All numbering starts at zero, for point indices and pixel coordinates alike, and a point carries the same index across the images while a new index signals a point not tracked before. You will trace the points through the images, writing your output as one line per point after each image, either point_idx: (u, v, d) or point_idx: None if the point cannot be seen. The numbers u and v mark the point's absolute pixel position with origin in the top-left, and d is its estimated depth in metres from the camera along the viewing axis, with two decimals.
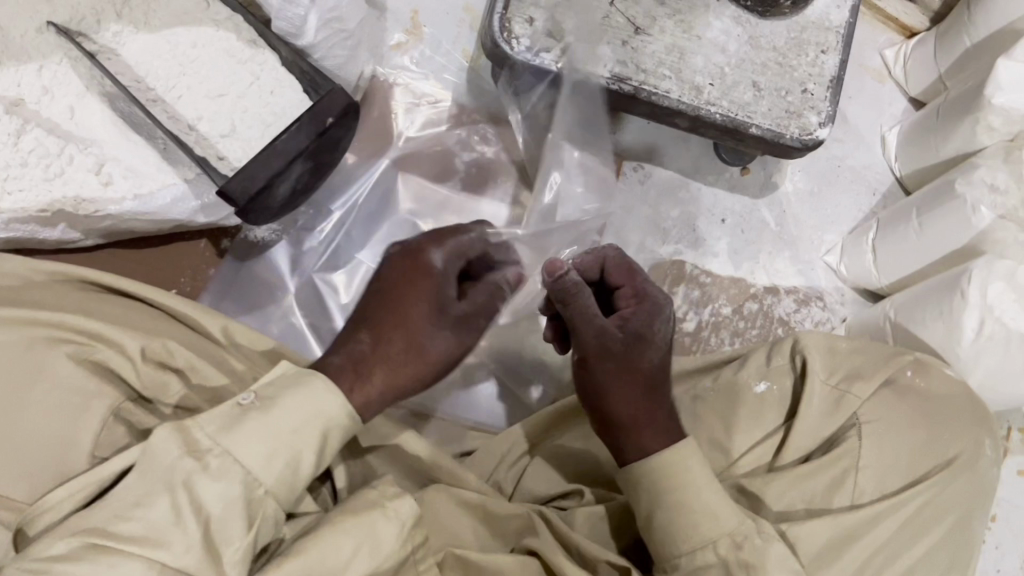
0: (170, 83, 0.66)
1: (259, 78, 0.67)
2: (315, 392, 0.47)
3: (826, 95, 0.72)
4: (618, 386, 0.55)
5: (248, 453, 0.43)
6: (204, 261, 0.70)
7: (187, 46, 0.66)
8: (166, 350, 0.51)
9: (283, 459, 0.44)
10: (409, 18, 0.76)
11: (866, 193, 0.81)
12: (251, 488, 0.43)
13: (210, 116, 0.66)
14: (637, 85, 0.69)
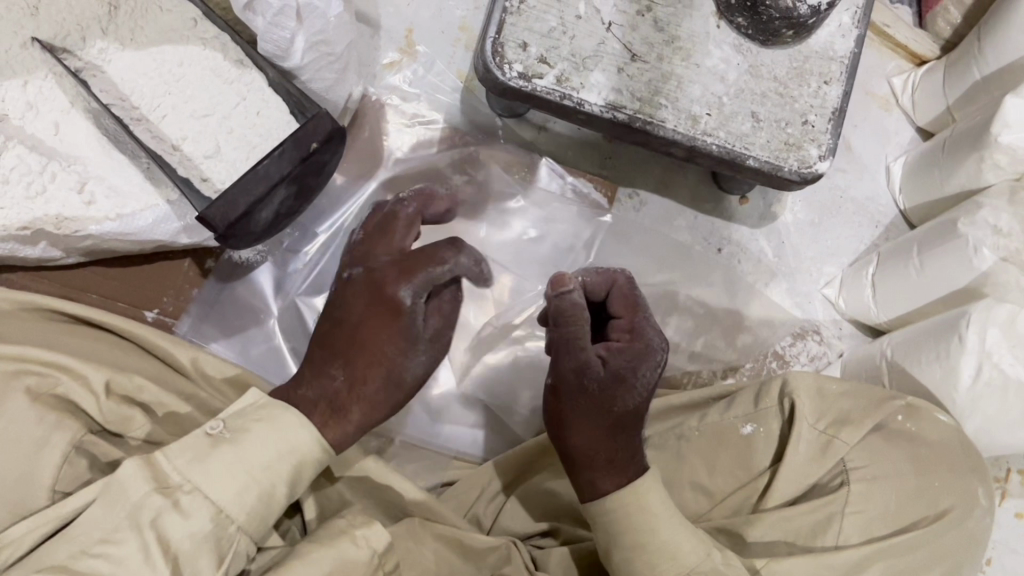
0: (155, 102, 0.65)
1: (245, 98, 0.66)
2: (286, 426, 0.47)
3: (827, 127, 0.70)
4: (584, 421, 0.55)
5: (220, 490, 0.43)
6: (187, 281, 0.69)
7: (174, 65, 0.65)
8: (133, 385, 0.50)
9: (254, 495, 0.44)
10: (403, 36, 0.74)
11: (868, 225, 0.80)
12: (221, 524, 0.43)
13: (195, 138, 0.65)
14: (632, 113, 0.68)
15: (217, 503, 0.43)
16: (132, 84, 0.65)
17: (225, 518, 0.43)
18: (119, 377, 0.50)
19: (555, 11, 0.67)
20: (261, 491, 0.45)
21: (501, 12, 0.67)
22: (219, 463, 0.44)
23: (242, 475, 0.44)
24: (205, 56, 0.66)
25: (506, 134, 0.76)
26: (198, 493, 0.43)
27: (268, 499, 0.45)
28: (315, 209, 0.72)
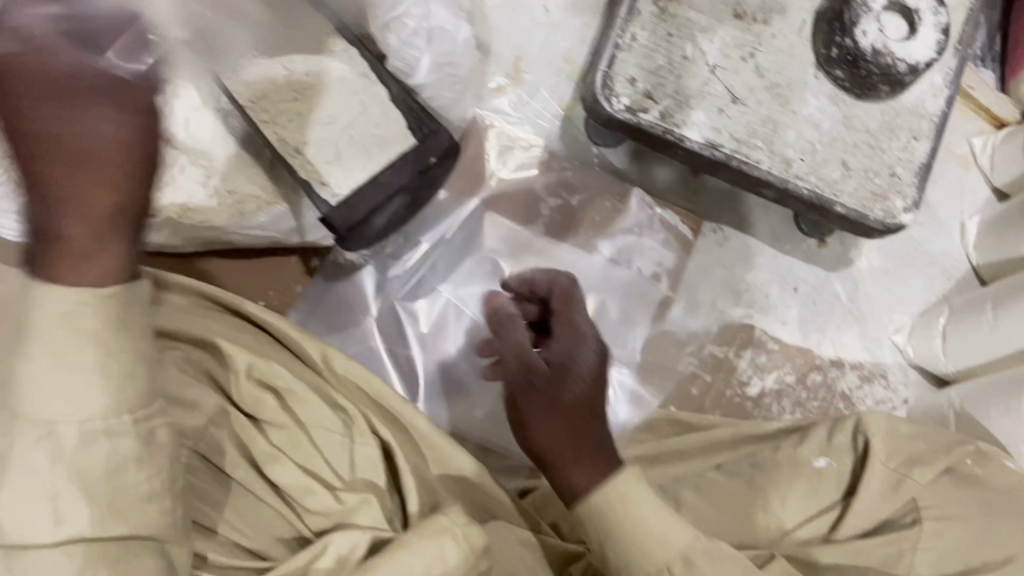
0: (281, 108, 0.67)
1: (367, 109, 0.68)
2: (55, 305, 0.36)
3: (913, 181, 0.73)
4: (561, 403, 0.54)
5: (50, 406, 0.36)
6: (293, 278, 0.73)
7: (299, 73, 0.67)
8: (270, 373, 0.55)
9: (59, 386, 0.36)
10: (512, 63, 0.78)
11: (940, 277, 0.82)
12: (92, 426, 0.37)
13: (316, 144, 0.66)
14: (729, 152, 0.71)
15: (56, 428, 0.36)
16: (261, 88, 0.67)
17: (78, 435, 0.37)
18: (257, 363, 0.57)
19: (663, 51, 0.71)
20: (97, 391, 0.37)
21: (612, 47, 0.70)
22: (44, 374, 0.36)
23: (56, 381, 0.36)
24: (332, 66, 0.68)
25: (603, 163, 0.79)
26: (35, 420, 0.36)
27: (109, 405, 0.37)
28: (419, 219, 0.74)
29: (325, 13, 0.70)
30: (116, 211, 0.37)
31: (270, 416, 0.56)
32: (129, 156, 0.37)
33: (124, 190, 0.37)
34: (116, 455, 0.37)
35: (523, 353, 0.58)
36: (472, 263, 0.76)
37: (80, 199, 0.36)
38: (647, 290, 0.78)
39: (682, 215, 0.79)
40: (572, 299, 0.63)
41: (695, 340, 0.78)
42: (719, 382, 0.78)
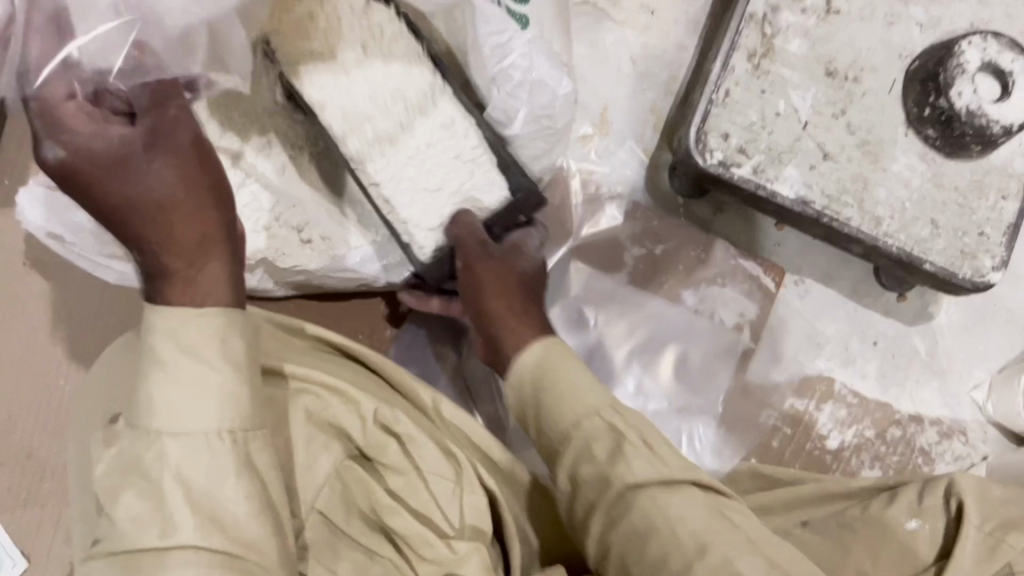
0: (391, 171, 0.65)
1: (466, 154, 0.67)
2: (199, 322, 0.40)
3: (1001, 240, 0.73)
4: (486, 289, 0.64)
5: (170, 417, 0.39)
6: (381, 321, 0.74)
7: (395, 115, 0.65)
8: (391, 416, 0.55)
9: (201, 402, 0.39)
10: (599, 113, 0.79)
11: (1019, 335, 0.82)
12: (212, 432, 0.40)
13: (418, 210, 0.66)
14: (820, 209, 0.71)
15: (167, 438, 0.39)
16: (357, 132, 0.65)
17: (192, 443, 0.39)
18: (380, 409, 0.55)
19: (756, 107, 0.72)
20: (217, 398, 0.40)
21: (706, 103, 0.71)
22: (167, 387, 0.39)
23: (179, 393, 0.39)
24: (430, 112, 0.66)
25: (687, 213, 0.79)
26: (157, 430, 0.39)
27: (224, 411, 0.40)
28: None
29: (426, 45, 0.67)
30: (200, 244, 0.42)
31: (391, 461, 0.54)
32: (192, 194, 0.43)
33: (204, 225, 0.43)
34: (220, 463, 0.39)
35: (477, 234, 0.66)
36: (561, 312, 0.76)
37: (167, 237, 0.42)
38: (732, 337, 0.78)
39: (764, 267, 0.78)
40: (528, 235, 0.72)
41: (776, 392, 0.79)
42: (800, 435, 0.78)
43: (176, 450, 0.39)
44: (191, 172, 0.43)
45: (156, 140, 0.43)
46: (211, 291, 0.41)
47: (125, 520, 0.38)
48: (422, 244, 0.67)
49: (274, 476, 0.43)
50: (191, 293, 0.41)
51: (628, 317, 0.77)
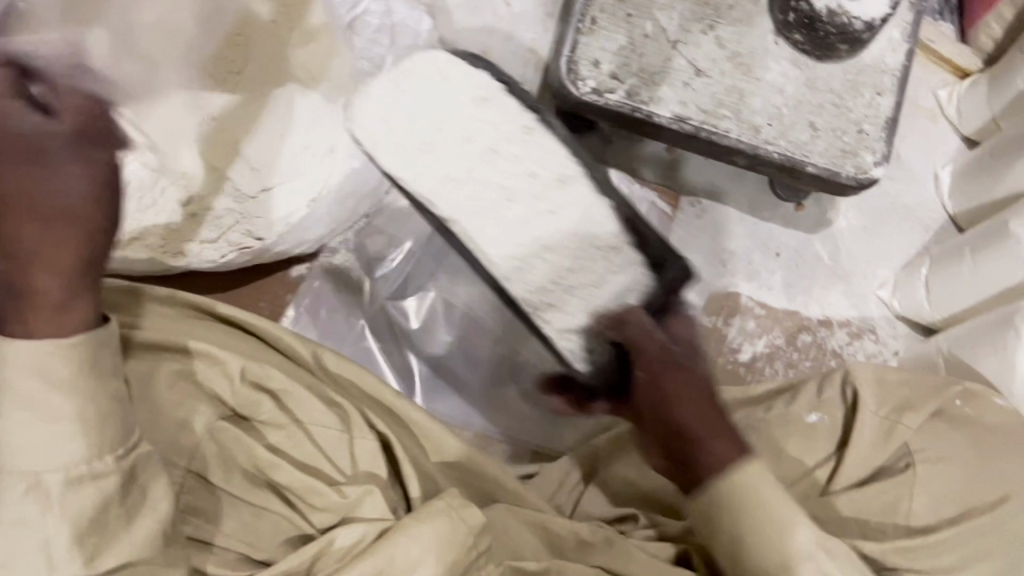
0: (519, 238, 0.64)
1: (579, 231, 0.65)
2: (41, 340, 0.40)
3: (881, 136, 0.74)
4: (666, 384, 0.54)
5: (15, 447, 0.40)
6: (283, 288, 0.74)
7: (553, 227, 0.64)
8: (263, 373, 0.56)
9: (45, 438, 0.40)
10: (477, 58, 0.79)
11: (919, 229, 0.83)
12: (62, 459, 0.40)
13: (554, 310, 0.64)
14: (698, 124, 0.72)
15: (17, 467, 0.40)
16: (497, 240, 0.64)
17: (39, 474, 0.40)
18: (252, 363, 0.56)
19: (623, 32, 0.72)
20: (64, 428, 0.40)
21: (574, 32, 0.72)
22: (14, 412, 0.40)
23: (24, 422, 0.40)
24: (595, 205, 0.65)
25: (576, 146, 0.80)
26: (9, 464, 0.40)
27: (68, 441, 0.40)
28: (397, 219, 0.75)
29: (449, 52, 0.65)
30: (52, 255, 0.39)
31: (269, 417, 0.56)
32: (45, 196, 0.39)
33: (67, 238, 0.39)
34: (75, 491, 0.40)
35: (651, 332, 0.59)
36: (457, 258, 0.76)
37: (33, 257, 0.39)
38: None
39: (659, 191, 0.80)
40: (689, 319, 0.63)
41: None
42: (710, 352, 0.79)
43: (21, 488, 0.39)
44: (94, 166, 0.40)
45: (44, 143, 0.39)
46: (64, 320, 0.40)
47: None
48: (560, 332, 0.64)
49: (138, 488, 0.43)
50: (59, 309, 0.40)
51: None
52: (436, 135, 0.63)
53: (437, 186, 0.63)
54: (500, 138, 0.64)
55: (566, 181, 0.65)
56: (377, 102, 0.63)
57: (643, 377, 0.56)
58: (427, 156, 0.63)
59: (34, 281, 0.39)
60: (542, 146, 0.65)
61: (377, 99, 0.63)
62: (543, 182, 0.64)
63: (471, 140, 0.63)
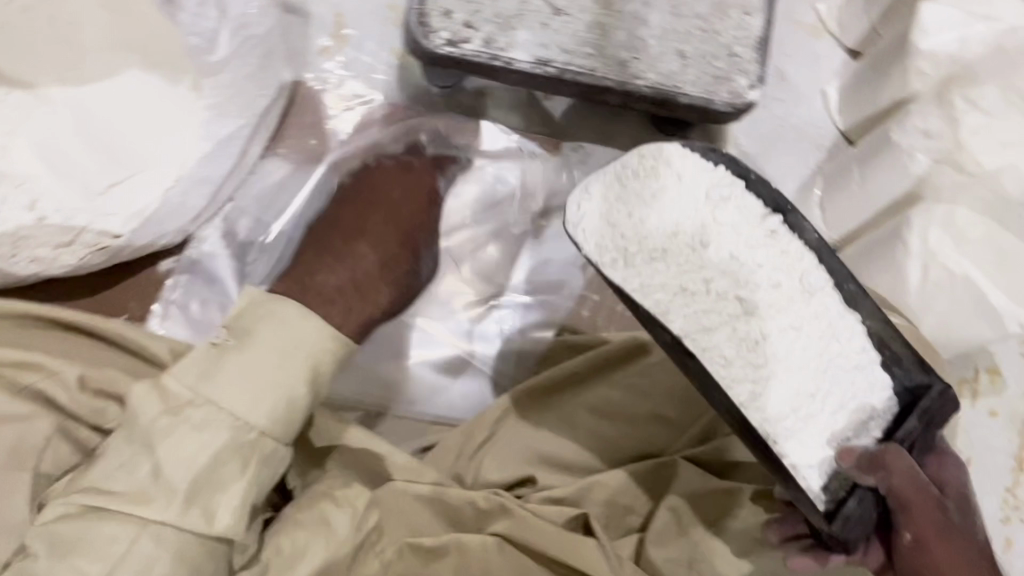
0: (714, 328, 0.50)
1: (853, 350, 0.51)
2: (289, 319, 0.52)
3: (753, 57, 0.71)
4: (933, 544, 0.46)
5: (235, 398, 0.49)
6: (151, 285, 0.70)
7: (808, 354, 0.50)
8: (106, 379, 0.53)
9: (268, 401, 0.50)
10: (333, 22, 0.76)
11: (812, 150, 0.81)
12: (240, 433, 0.49)
13: (795, 438, 0.49)
14: (561, 66, 0.69)
15: (166, 469, 0.47)
16: (781, 340, 0.50)
17: (256, 432, 0.49)
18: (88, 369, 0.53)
19: None
20: (279, 399, 0.50)
21: None
22: (168, 430, 0.48)
23: (234, 381, 0.49)
24: (842, 334, 0.51)
25: (446, 101, 0.77)
26: (221, 407, 0.49)
27: (290, 411, 0.51)
28: (263, 201, 0.73)
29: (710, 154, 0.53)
30: (374, 282, 0.61)
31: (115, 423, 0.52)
32: (388, 273, 0.63)
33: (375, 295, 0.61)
34: (264, 457, 0.50)
35: (924, 482, 0.46)
36: None
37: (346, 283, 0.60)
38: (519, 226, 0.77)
39: (539, 140, 0.78)
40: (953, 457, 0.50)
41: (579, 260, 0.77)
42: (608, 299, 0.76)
43: (156, 463, 0.47)
44: (410, 231, 0.66)
45: (407, 233, 0.66)
46: (353, 321, 0.57)
47: (110, 532, 0.45)
48: (812, 483, 0.48)
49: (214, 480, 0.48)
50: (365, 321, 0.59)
51: None
52: (668, 241, 0.51)
53: (665, 298, 0.50)
54: (719, 229, 0.51)
55: (813, 294, 0.51)
56: (598, 208, 0.52)
57: (908, 537, 0.47)
58: (659, 265, 0.50)
59: (374, 303, 0.61)
60: (783, 251, 0.52)
61: (599, 206, 0.52)
62: (779, 249, 0.52)
63: (651, 239, 0.50)
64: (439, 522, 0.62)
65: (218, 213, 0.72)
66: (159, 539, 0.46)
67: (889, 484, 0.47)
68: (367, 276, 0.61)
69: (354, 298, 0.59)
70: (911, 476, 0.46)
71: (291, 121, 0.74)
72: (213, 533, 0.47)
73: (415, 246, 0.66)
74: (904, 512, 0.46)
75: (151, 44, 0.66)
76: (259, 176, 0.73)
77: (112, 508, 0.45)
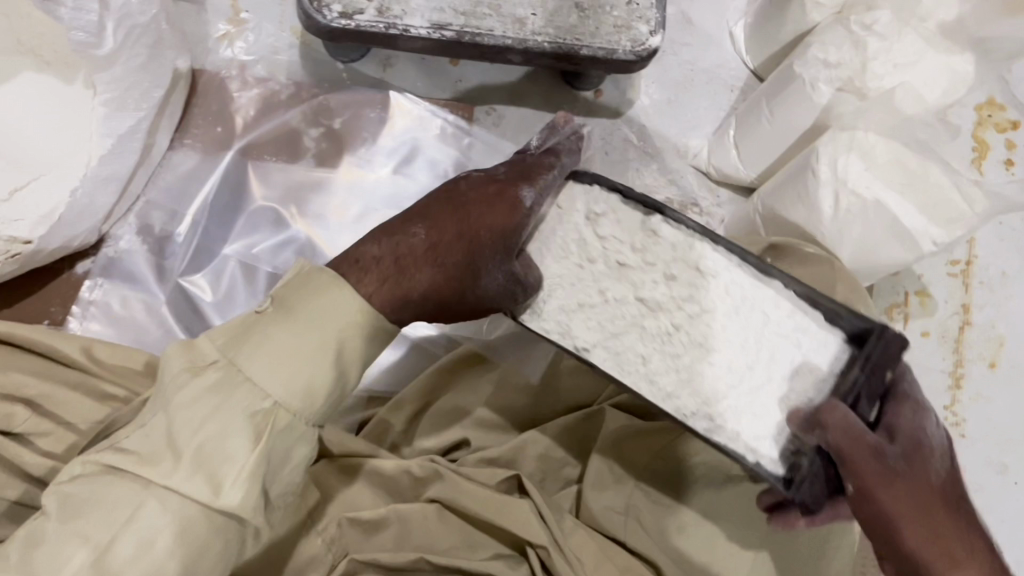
0: (624, 342, 0.53)
1: (778, 322, 0.52)
2: (323, 292, 0.48)
3: (651, 3, 0.71)
4: (869, 479, 0.44)
5: (265, 365, 0.45)
6: (71, 288, 0.70)
7: (732, 332, 0.52)
8: (13, 383, 0.52)
9: (295, 374, 0.45)
10: (229, 6, 0.75)
11: (724, 91, 0.81)
12: (257, 401, 0.44)
13: (747, 414, 0.51)
14: (458, 29, 0.68)
15: (178, 435, 0.42)
16: (694, 329, 0.52)
17: (273, 403, 0.45)
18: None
19: None
20: (320, 369, 0.46)
21: None
22: (185, 387, 0.44)
23: (273, 356, 0.45)
24: (761, 305, 0.52)
25: (352, 77, 0.76)
26: (249, 376, 0.45)
27: (313, 390, 0.46)
28: (176, 191, 0.72)
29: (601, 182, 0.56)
30: (431, 256, 0.53)
31: (26, 428, 0.51)
32: (452, 253, 0.53)
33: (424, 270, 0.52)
34: (286, 436, 0.45)
35: (858, 427, 0.45)
36: (247, 219, 0.73)
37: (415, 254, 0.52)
38: None
39: (451, 106, 0.77)
40: (918, 404, 0.48)
41: None
42: None
43: (193, 427, 0.43)
44: (487, 203, 0.54)
45: (474, 216, 0.54)
46: (393, 292, 0.51)
47: (120, 499, 0.41)
48: (767, 453, 0.50)
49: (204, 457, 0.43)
50: (401, 298, 0.51)
51: (328, 194, 0.74)
52: (565, 267, 0.55)
53: (569, 317, 0.54)
54: (603, 245, 0.55)
55: (725, 288, 0.53)
56: None
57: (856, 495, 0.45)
58: (558, 292, 0.55)
59: (415, 282, 0.52)
60: (668, 243, 0.54)
61: None
62: (691, 268, 0.53)
63: (558, 265, 0.55)
64: (378, 496, 0.62)
65: (131, 208, 0.71)
66: (162, 509, 0.41)
67: (829, 440, 0.46)
68: (450, 266, 0.53)
69: (391, 272, 0.51)
70: (845, 432, 0.45)
71: (196, 110, 0.73)
72: (219, 506, 0.42)
73: (479, 257, 0.53)
74: (846, 466, 0.45)
75: (39, 40, 0.66)
76: (169, 169, 0.72)
77: (126, 469, 0.42)
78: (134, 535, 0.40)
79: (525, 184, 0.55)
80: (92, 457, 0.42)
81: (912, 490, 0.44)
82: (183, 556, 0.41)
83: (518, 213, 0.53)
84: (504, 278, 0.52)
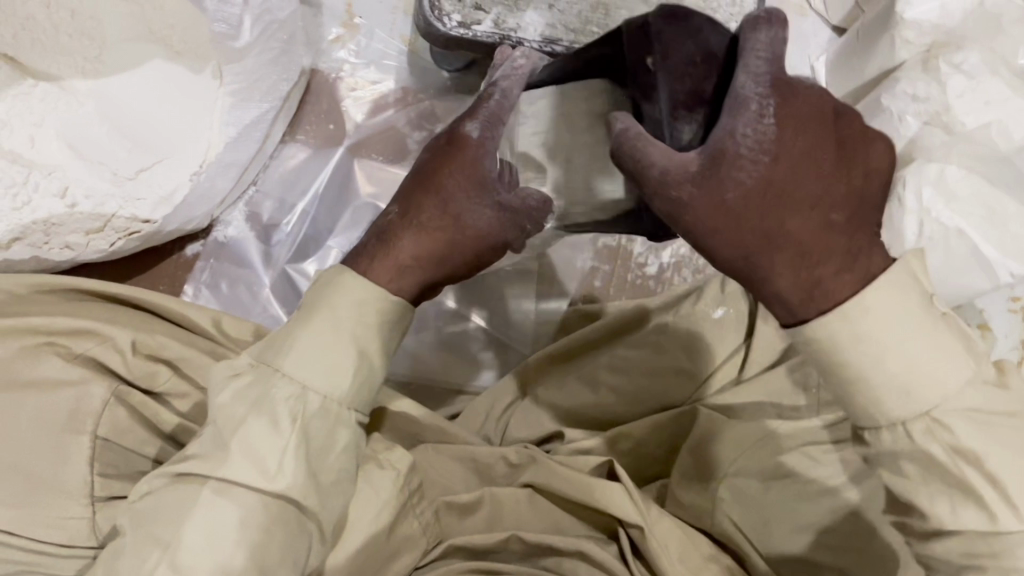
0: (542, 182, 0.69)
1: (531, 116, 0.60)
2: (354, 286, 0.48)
3: None
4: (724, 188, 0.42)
5: (302, 364, 0.45)
6: (180, 268, 0.73)
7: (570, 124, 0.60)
8: (158, 344, 0.55)
9: (324, 365, 0.46)
10: (345, 10, 0.77)
11: None
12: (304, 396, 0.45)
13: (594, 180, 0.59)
14: (568, 45, 0.72)
15: (227, 439, 0.44)
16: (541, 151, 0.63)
17: (302, 387, 0.45)
18: (142, 335, 0.55)
19: None
20: (348, 357, 0.46)
21: None
22: (226, 391, 0.45)
23: (305, 350, 0.46)
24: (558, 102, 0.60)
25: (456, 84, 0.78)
26: (290, 373, 0.45)
27: (342, 374, 0.46)
28: (286, 183, 0.76)
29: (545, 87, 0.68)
30: (400, 219, 0.51)
31: (168, 387, 0.55)
32: (426, 206, 0.51)
33: (413, 248, 0.50)
34: (328, 414, 0.46)
35: (671, 155, 0.43)
36: (351, 214, 0.76)
37: (387, 224, 0.51)
38: None
39: None
40: (784, 84, 0.42)
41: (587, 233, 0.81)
42: (618, 270, 0.81)
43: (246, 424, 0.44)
44: (439, 150, 0.52)
45: (432, 167, 0.52)
46: (390, 268, 0.49)
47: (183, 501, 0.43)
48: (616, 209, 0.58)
49: (246, 457, 0.43)
50: (397, 269, 0.49)
51: None
52: None
53: None
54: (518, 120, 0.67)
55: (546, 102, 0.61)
56: None
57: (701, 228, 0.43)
58: None
59: (398, 247, 0.50)
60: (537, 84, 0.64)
61: None
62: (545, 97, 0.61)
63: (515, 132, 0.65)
64: (470, 479, 0.65)
65: (242, 197, 0.75)
66: (222, 500, 0.43)
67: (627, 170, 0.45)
68: (430, 220, 0.51)
69: (372, 249, 0.50)
70: (684, 166, 0.43)
71: (309, 108, 0.77)
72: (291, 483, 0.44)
73: (454, 203, 0.51)
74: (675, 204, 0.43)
75: (172, 29, 0.70)
76: (279, 161, 0.76)
77: (190, 473, 0.43)
78: (200, 529, 0.42)
79: (468, 119, 0.53)
80: (160, 471, 0.44)
81: (706, 203, 0.42)
82: (249, 549, 0.42)
83: (466, 147, 0.52)
84: (489, 212, 0.51)
